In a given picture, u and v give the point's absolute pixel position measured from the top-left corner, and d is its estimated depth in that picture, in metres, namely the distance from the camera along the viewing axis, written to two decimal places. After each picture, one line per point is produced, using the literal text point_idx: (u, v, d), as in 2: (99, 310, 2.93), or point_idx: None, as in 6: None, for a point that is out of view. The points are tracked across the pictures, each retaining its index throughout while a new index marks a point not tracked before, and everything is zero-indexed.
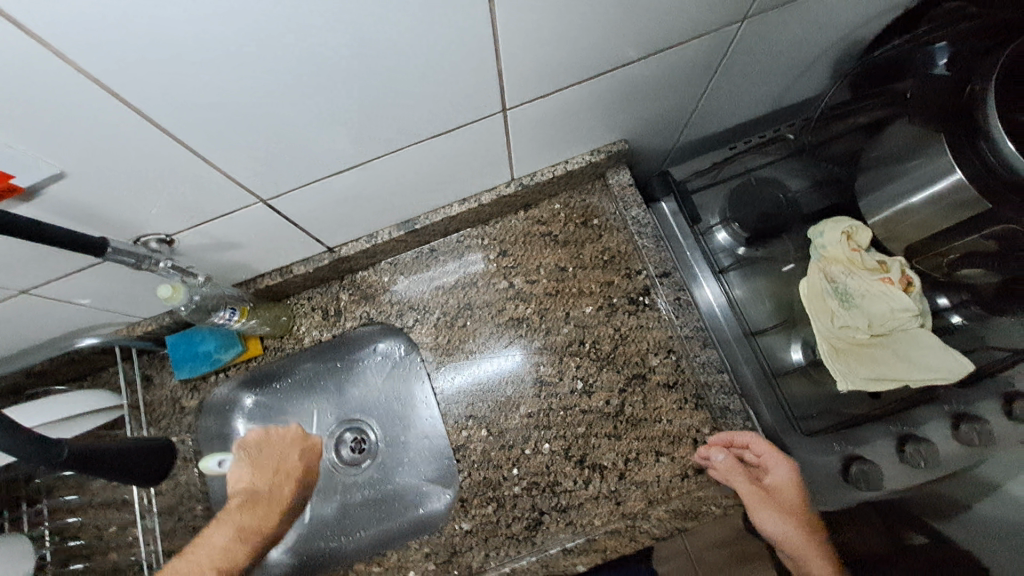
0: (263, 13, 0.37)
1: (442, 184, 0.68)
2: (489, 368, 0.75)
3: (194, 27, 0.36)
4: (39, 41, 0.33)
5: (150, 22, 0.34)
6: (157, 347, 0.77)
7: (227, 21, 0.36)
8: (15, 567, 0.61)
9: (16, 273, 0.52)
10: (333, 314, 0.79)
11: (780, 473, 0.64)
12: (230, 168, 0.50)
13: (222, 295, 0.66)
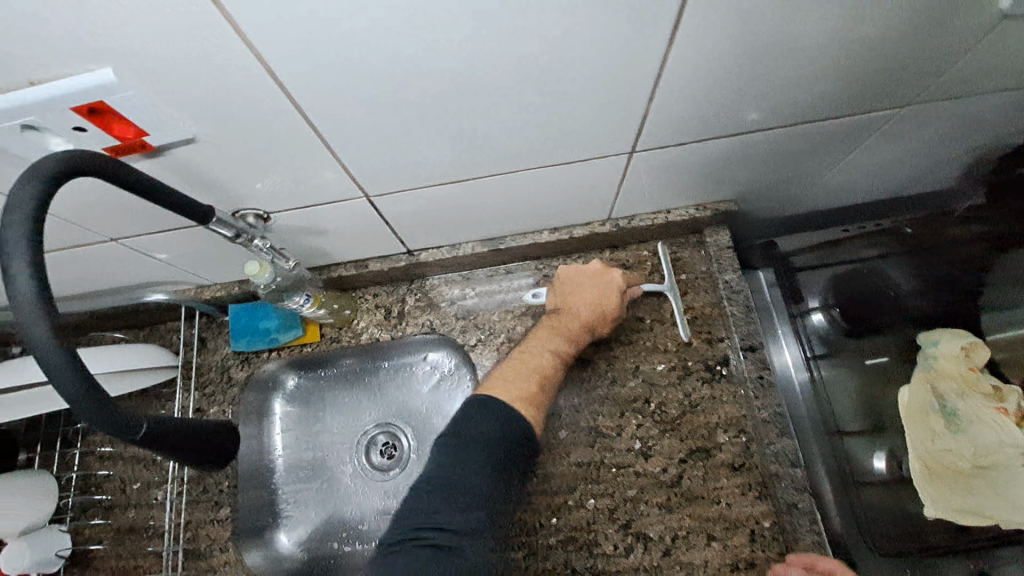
0: (446, 19, 0.35)
1: (542, 212, 0.66)
2: None
3: (376, 26, 0.35)
4: (227, 19, 0.32)
5: (337, 12, 0.33)
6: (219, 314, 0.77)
7: (408, 20, 0.34)
8: (35, 504, 0.63)
9: (114, 223, 0.52)
10: (395, 316, 0.77)
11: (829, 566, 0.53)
12: (349, 161, 0.49)
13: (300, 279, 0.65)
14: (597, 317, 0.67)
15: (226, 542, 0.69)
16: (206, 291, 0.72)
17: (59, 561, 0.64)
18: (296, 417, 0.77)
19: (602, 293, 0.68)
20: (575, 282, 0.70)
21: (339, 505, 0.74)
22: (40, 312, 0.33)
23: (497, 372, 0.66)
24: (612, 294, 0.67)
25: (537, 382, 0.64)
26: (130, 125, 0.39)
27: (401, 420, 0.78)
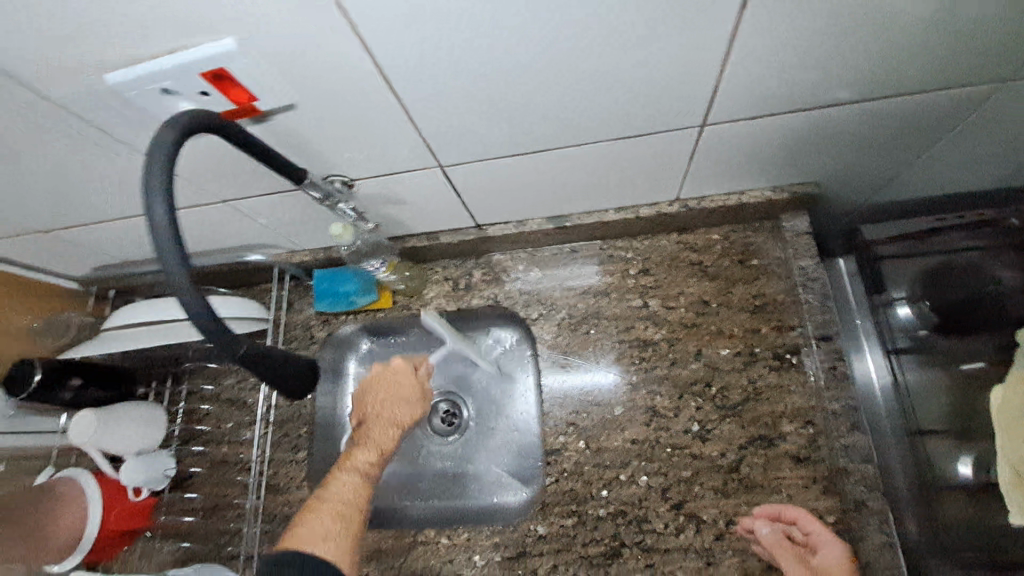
0: None
1: (609, 190, 0.66)
2: (587, 379, 0.72)
3: None
4: None
5: None
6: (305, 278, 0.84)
7: None
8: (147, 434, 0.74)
9: (224, 185, 0.59)
10: (462, 288, 0.80)
11: (828, 556, 0.57)
12: (427, 131, 0.52)
13: (377, 245, 0.74)
14: (394, 420, 0.71)
15: (302, 481, 0.76)
16: (295, 256, 0.79)
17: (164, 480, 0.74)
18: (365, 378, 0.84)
19: (400, 406, 0.73)
20: (385, 380, 0.75)
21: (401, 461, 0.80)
22: (169, 236, 0.39)
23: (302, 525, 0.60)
24: (413, 390, 0.74)
25: (343, 538, 0.59)
26: (245, 90, 0.44)
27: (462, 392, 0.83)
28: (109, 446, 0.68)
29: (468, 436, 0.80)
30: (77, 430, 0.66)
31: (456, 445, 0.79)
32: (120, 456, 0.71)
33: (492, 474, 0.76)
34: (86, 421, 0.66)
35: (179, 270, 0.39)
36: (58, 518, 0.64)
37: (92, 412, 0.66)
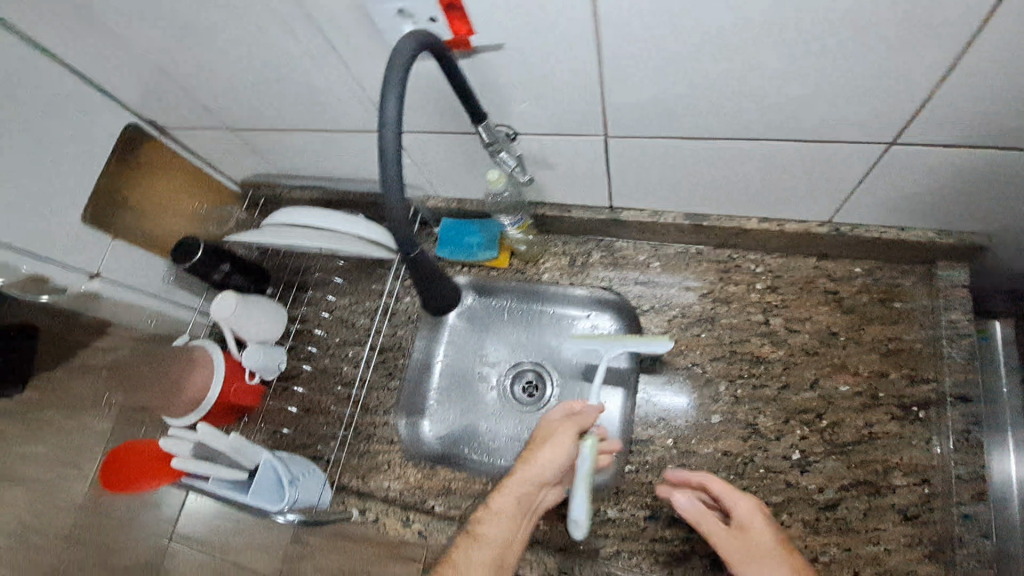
0: None
1: (761, 196, 0.65)
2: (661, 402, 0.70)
3: None
4: None
5: None
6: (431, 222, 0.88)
7: None
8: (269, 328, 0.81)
9: (403, 113, 0.64)
10: (578, 265, 0.80)
11: (761, 539, 0.57)
12: (610, 96, 0.53)
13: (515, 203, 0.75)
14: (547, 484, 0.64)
15: (388, 408, 0.81)
16: (431, 200, 0.84)
17: (274, 372, 0.81)
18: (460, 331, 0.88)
19: (559, 465, 0.63)
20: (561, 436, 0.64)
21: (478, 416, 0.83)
22: (393, 156, 0.45)
23: (471, 549, 0.61)
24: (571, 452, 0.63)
25: None
26: (468, 23, 0.48)
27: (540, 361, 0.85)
28: (239, 327, 0.78)
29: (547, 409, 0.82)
30: (218, 306, 0.76)
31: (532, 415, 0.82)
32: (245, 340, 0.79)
33: None
34: (227, 300, 0.76)
35: (394, 189, 0.47)
36: (184, 374, 0.74)
37: (234, 294, 0.77)
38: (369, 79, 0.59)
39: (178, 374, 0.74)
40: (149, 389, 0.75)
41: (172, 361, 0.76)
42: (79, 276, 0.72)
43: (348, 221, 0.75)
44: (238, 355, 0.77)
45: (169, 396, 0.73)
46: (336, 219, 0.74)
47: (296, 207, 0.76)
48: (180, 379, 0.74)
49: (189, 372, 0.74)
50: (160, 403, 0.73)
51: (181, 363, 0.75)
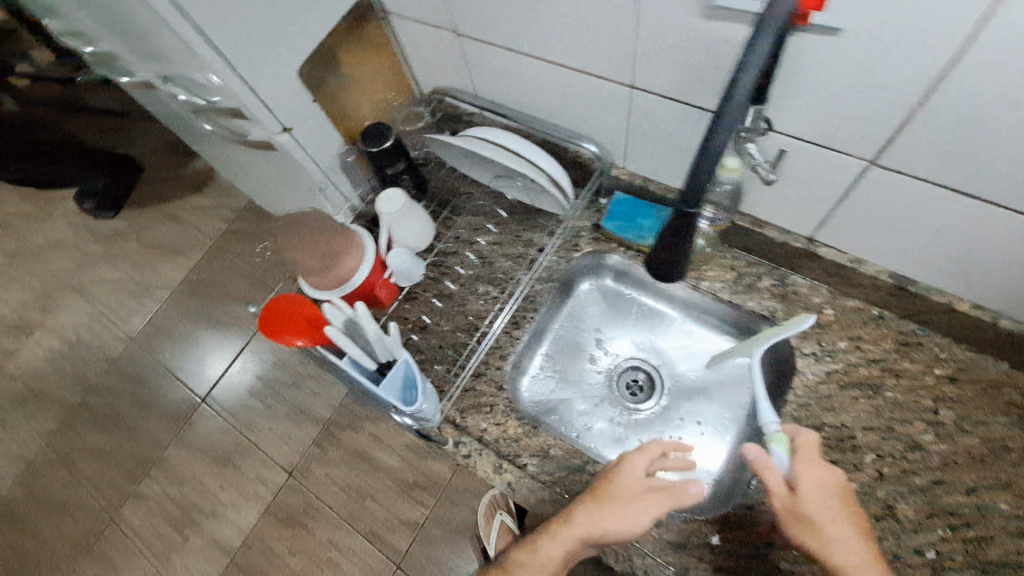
0: None
1: (995, 280, 0.60)
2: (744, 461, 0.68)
3: None
4: None
5: None
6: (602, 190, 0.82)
7: None
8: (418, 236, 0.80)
9: (655, 70, 0.61)
10: (744, 285, 0.75)
11: (821, 493, 0.52)
12: (913, 124, 0.50)
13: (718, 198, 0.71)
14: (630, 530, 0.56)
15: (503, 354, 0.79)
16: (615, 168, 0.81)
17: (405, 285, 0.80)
18: (580, 309, 0.89)
19: (647, 515, 0.56)
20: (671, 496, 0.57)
21: (581, 393, 0.86)
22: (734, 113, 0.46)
23: (544, 545, 0.59)
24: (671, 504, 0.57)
25: None
26: None
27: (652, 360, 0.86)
28: (394, 229, 0.77)
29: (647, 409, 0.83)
30: (386, 202, 0.75)
31: (632, 409, 0.84)
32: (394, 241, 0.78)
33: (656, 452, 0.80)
34: (397, 202, 0.75)
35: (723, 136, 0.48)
36: (336, 258, 0.73)
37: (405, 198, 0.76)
38: (643, 25, 0.56)
39: (331, 253, 0.73)
40: (297, 245, 0.75)
41: (325, 237, 0.74)
42: (275, 125, 0.73)
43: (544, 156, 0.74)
44: (385, 255, 0.77)
45: (318, 274, 0.72)
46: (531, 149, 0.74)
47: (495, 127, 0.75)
48: (331, 261, 0.72)
49: (342, 258, 0.73)
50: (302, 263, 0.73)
51: (336, 245, 0.73)
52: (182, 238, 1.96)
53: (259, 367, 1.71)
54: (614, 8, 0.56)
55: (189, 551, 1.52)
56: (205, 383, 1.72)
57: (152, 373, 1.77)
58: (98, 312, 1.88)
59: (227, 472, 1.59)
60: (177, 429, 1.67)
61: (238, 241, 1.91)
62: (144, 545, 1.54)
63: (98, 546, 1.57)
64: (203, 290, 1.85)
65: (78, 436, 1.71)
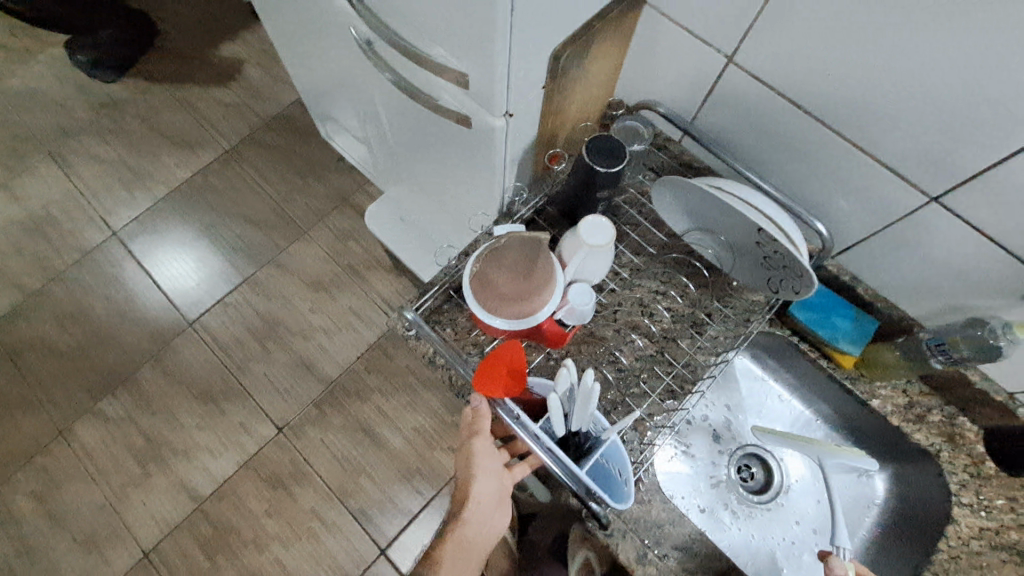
0: None
1: None
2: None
3: None
4: None
5: None
6: None
7: None
8: (597, 270, 0.67)
9: (981, 191, 0.55)
10: (915, 415, 0.72)
11: None
12: None
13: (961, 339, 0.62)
14: None
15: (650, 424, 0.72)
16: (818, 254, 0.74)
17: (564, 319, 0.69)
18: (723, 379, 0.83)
19: None
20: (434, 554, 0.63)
21: (701, 471, 0.80)
22: None
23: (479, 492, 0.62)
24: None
25: None
26: None
27: (779, 460, 0.80)
28: (583, 261, 0.65)
29: (764, 506, 0.78)
30: (589, 231, 0.63)
31: (749, 502, 0.78)
32: (575, 271, 0.66)
33: (767, 556, 0.76)
34: (602, 238, 0.63)
35: None
36: (539, 294, 0.63)
37: (609, 237, 0.63)
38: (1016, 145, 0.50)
39: (537, 288, 0.64)
40: (501, 258, 0.65)
41: (535, 266, 0.65)
42: (500, 109, 0.58)
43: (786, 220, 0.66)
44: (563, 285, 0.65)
45: (515, 303, 0.62)
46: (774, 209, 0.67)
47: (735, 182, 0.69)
48: (534, 294, 0.63)
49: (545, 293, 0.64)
50: (505, 281, 0.63)
51: (545, 279, 0.64)
52: (195, 132, 1.69)
53: (264, 303, 1.51)
54: (997, 114, 0.50)
55: (149, 489, 1.35)
56: (197, 306, 1.51)
57: (137, 279, 1.54)
58: (80, 192, 1.61)
59: (208, 411, 1.41)
60: (157, 350, 1.47)
61: (262, 153, 1.66)
62: (98, 472, 1.37)
63: (41, 461, 1.37)
64: (213, 198, 1.62)
65: (36, 330, 1.49)
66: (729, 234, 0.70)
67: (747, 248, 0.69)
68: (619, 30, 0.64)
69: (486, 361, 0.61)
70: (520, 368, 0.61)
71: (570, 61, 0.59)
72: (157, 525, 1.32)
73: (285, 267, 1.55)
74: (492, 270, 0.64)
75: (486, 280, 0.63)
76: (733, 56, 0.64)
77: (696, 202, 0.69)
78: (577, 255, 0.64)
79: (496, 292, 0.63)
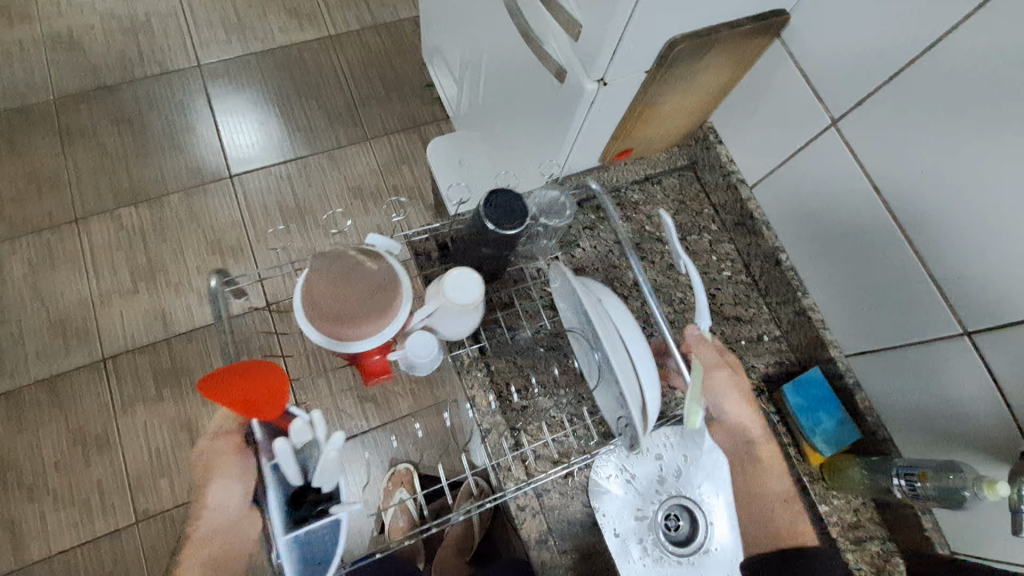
0: None
1: None
2: None
3: None
4: None
5: None
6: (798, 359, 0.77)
7: None
8: (454, 329, 0.68)
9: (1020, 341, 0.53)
10: (851, 533, 0.72)
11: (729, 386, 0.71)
12: None
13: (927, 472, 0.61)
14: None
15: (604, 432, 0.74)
16: (834, 347, 0.72)
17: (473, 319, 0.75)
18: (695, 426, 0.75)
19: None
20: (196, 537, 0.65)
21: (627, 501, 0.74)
22: None
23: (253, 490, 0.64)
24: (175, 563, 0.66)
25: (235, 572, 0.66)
26: None
27: (711, 524, 0.71)
28: (441, 313, 0.65)
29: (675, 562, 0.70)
30: (456, 287, 0.63)
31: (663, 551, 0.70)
32: (439, 320, 0.67)
33: None
34: (469, 300, 0.63)
35: None
36: (370, 320, 0.62)
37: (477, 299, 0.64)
38: None
39: (353, 317, 0.62)
40: (331, 273, 0.63)
41: (370, 293, 0.62)
42: (598, 74, 0.58)
43: (650, 370, 0.59)
44: (411, 325, 0.67)
45: (333, 321, 0.61)
46: (646, 358, 0.60)
47: (622, 306, 0.63)
48: (348, 324, 0.62)
49: (374, 323, 0.62)
50: (320, 298, 0.62)
51: (376, 307, 0.62)
52: (309, 6, 1.72)
53: (301, 186, 1.54)
54: None
55: (128, 304, 1.39)
56: (242, 163, 1.55)
57: (200, 115, 1.58)
58: (186, 16, 1.66)
59: (209, 258, 1.45)
60: (189, 185, 1.51)
61: (359, 51, 1.69)
62: (92, 268, 1.41)
63: (48, 236, 1.43)
64: (298, 72, 1.65)
65: (94, 119, 1.54)
66: (599, 359, 0.64)
67: (607, 378, 0.64)
68: (738, 51, 0.64)
69: (238, 372, 0.61)
70: (261, 399, 0.61)
71: (682, 57, 0.59)
72: (120, 338, 1.36)
73: (335, 162, 1.57)
74: (321, 287, 0.62)
75: (308, 291, 0.62)
76: (837, 120, 0.64)
77: (575, 308, 0.65)
78: (435, 304, 0.65)
79: (314, 302, 0.62)
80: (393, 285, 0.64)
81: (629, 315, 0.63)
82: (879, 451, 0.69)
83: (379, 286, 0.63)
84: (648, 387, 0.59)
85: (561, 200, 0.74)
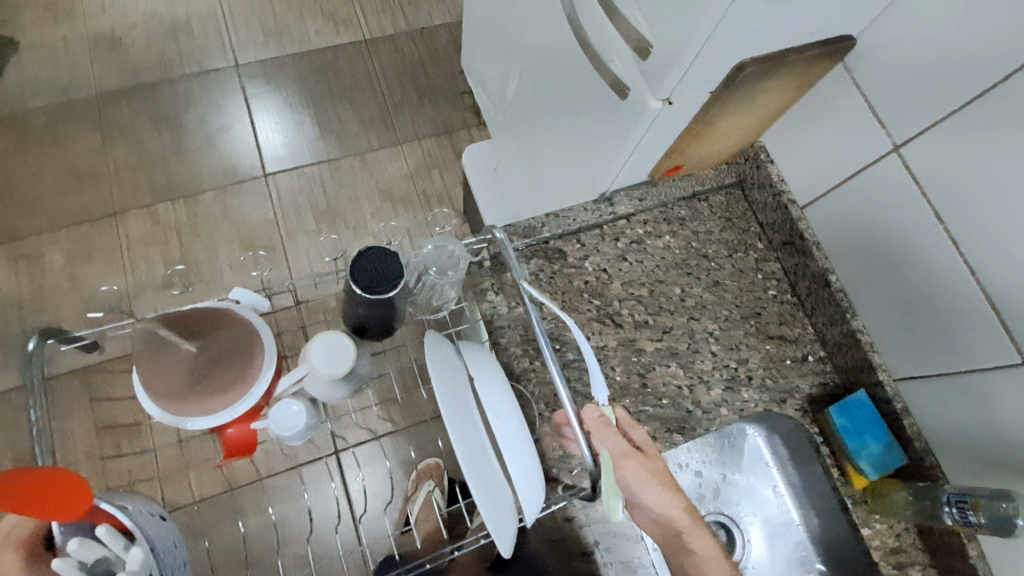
0: None
1: None
2: None
3: None
4: None
5: None
6: (843, 382, 0.78)
7: None
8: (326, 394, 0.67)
9: None
10: (893, 559, 0.71)
11: (655, 464, 0.57)
12: None
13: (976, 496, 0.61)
14: None
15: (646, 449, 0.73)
16: (883, 370, 0.72)
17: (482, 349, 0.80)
18: (727, 441, 0.75)
19: None
20: None
21: None
22: None
23: None
24: None
25: None
26: None
27: (745, 540, 0.73)
28: (312, 377, 0.65)
29: None
30: (320, 351, 0.63)
31: None
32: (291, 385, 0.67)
33: None
34: (331, 370, 0.63)
35: None
36: (226, 392, 0.64)
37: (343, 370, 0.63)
38: None
39: (220, 385, 0.64)
40: (155, 376, 0.63)
41: (230, 356, 0.64)
42: (664, 93, 0.59)
43: (521, 453, 0.55)
44: (281, 389, 0.67)
45: (186, 403, 0.63)
46: (522, 443, 0.55)
47: (497, 376, 0.59)
48: (225, 391, 0.64)
49: (235, 389, 0.64)
50: (193, 381, 0.63)
51: (241, 367, 0.65)
52: (345, 12, 1.74)
53: (333, 189, 1.55)
54: None
55: (161, 298, 1.40)
56: (277, 163, 1.57)
57: (237, 115, 1.60)
58: (225, 18, 1.69)
59: (241, 258, 1.47)
60: (224, 183, 1.53)
61: (393, 56, 1.70)
62: (128, 262, 1.43)
63: (86, 230, 1.45)
64: (333, 76, 1.67)
65: (133, 116, 1.57)
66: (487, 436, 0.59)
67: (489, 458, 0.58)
68: (800, 71, 0.64)
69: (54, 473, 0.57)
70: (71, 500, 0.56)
71: (747, 78, 0.60)
72: None
73: (368, 166, 1.59)
74: (163, 381, 0.62)
75: (159, 390, 0.62)
76: (900, 145, 0.64)
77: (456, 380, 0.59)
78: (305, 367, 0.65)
79: (183, 387, 0.62)
80: (253, 343, 0.66)
81: (502, 387, 0.58)
82: (925, 477, 0.68)
83: (247, 347, 0.65)
84: (524, 481, 0.55)
85: (446, 246, 0.73)
